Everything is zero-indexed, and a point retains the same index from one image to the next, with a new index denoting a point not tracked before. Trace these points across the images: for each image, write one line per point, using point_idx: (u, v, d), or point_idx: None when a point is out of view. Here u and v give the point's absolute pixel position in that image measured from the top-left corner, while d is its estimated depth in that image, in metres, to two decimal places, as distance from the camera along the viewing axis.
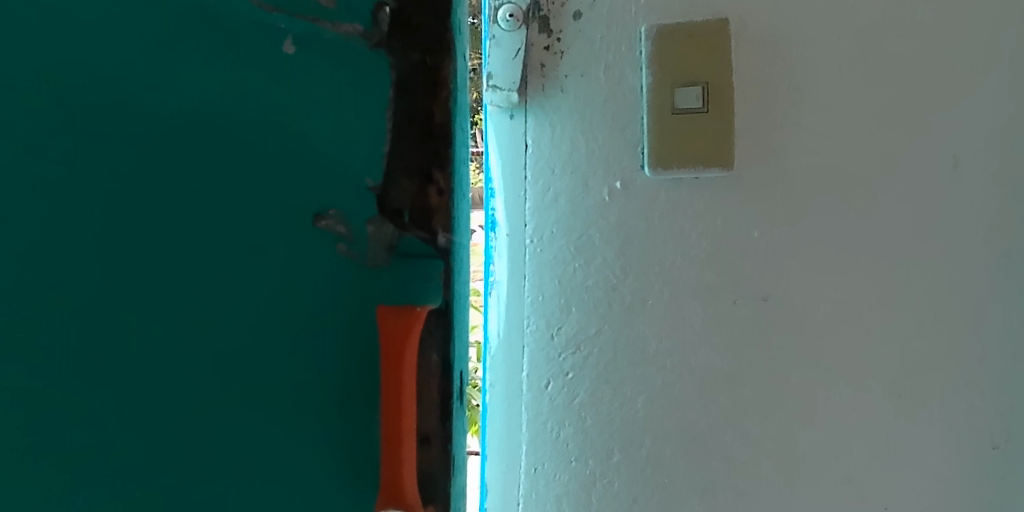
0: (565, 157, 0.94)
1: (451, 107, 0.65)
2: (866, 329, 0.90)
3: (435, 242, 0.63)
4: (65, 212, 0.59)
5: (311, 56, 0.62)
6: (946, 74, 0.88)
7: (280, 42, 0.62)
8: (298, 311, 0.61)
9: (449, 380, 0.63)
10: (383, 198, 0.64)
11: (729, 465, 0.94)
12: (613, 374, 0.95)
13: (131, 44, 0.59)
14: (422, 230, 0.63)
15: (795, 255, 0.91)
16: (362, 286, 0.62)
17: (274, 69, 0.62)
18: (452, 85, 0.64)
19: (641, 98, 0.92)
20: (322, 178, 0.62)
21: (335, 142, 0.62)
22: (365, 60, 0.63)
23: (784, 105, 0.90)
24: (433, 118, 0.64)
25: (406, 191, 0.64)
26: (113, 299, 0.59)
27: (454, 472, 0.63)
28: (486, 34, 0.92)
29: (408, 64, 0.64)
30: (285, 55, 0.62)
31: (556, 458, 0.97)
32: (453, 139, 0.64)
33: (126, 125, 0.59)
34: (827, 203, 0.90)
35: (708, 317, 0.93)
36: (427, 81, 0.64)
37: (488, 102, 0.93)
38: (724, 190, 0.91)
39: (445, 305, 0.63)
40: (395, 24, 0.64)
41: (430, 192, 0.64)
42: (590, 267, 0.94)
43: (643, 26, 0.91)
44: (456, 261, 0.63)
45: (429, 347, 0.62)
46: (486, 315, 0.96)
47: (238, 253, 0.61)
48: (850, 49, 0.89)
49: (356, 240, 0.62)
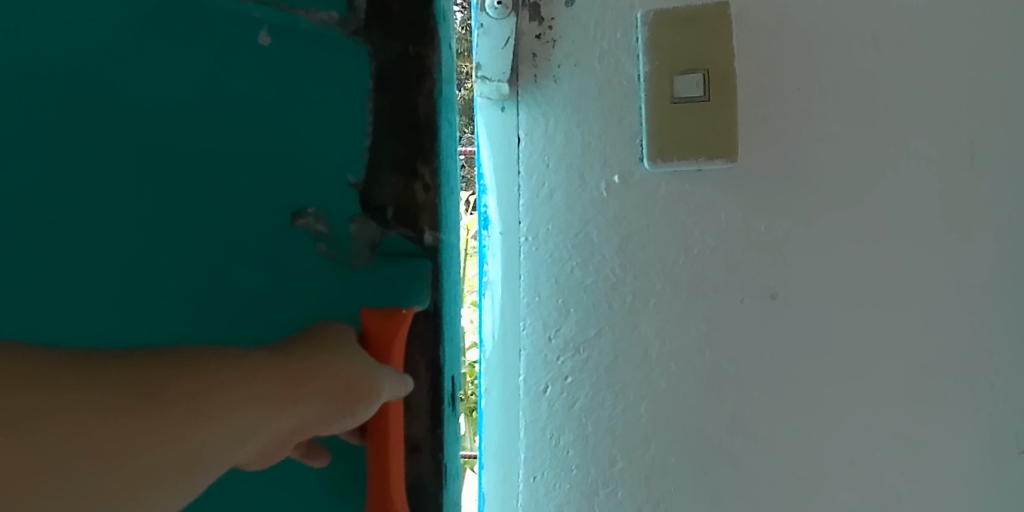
0: (561, 150, 0.89)
1: (435, 100, 0.68)
2: (880, 327, 0.86)
3: (422, 240, 0.67)
4: (50, 203, 0.60)
5: (288, 44, 0.65)
6: (960, 56, 0.83)
7: (257, 32, 0.65)
8: (277, 300, 0.64)
9: (439, 385, 0.66)
10: (366, 194, 0.67)
11: (738, 469, 0.89)
12: (615, 378, 0.90)
13: (112, 36, 0.62)
14: (407, 227, 0.67)
15: (804, 250, 0.86)
16: (344, 280, 0.65)
17: (249, 58, 0.65)
18: (435, 76, 0.68)
19: (639, 86, 0.87)
20: (303, 172, 0.65)
21: (317, 137, 0.66)
22: (343, 49, 0.67)
23: (789, 93, 0.86)
24: (416, 111, 0.68)
25: (390, 187, 0.67)
26: (98, 287, 0.61)
27: (444, 479, 0.67)
28: (474, 22, 0.87)
29: (390, 54, 0.68)
30: (262, 45, 0.65)
31: (556, 466, 0.92)
32: (438, 133, 0.67)
33: (108, 116, 0.61)
34: (837, 195, 0.86)
35: (713, 316, 0.88)
36: (412, 73, 0.68)
37: (477, 94, 0.89)
38: (728, 183, 0.87)
39: (434, 306, 0.66)
40: (373, 13, 0.67)
41: (417, 188, 0.68)
42: (588, 266, 0.90)
43: (639, 11, 0.87)
44: (444, 260, 0.67)
45: (416, 351, 0.66)
46: (481, 317, 0.92)
47: (219, 243, 0.63)
48: (858, 33, 0.85)
49: (336, 238, 0.65)
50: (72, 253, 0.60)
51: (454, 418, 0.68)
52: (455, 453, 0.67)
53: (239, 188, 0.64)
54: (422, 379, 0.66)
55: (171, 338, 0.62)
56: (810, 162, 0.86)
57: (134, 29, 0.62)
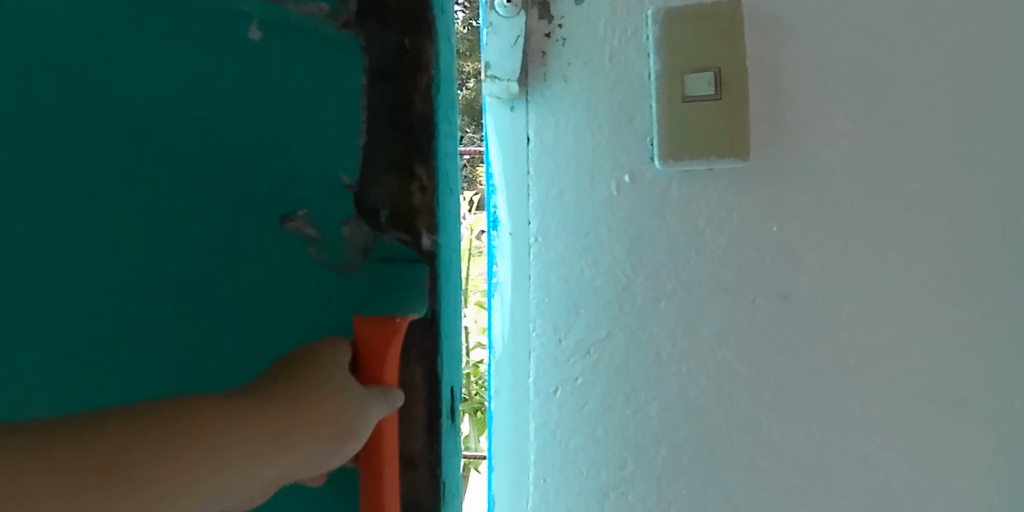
0: (570, 150, 0.88)
1: (432, 97, 0.71)
2: (892, 327, 0.85)
3: (418, 243, 0.70)
4: (52, 206, 0.62)
5: (277, 39, 0.67)
6: (973, 53, 0.82)
7: (246, 28, 0.67)
8: (273, 297, 0.66)
9: (436, 398, 0.70)
10: (361, 196, 0.70)
11: (750, 471, 0.88)
12: (627, 381, 0.89)
13: (107, 37, 0.63)
14: (401, 226, 0.70)
15: (818, 250, 0.85)
16: (340, 287, 0.67)
17: (242, 54, 0.66)
18: (432, 72, 0.71)
19: (650, 84, 0.86)
20: (295, 170, 0.67)
21: (310, 135, 0.68)
22: (335, 44, 0.69)
23: (800, 91, 0.85)
24: (413, 109, 0.71)
25: (386, 188, 0.70)
26: (101, 288, 0.62)
27: (443, 493, 0.70)
28: (483, 21, 0.87)
29: (387, 49, 0.71)
30: (252, 41, 0.67)
31: (568, 469, 0.92)
32: (434, 132, 0.71)
33: (107, 120, 0.62)
34: (851, 194, 0.85)
35: (726, 318, 0.87)
36: (408, 68, 0.71)
37: (486, 94, 0.88)
38: (739, 181, 0.86)
39: (430, 315, 0.69)
40: (367, 8, 0.70)
41: (414, 186, 0.71)
42: (599, 267, 0.89)
43: (650, 9, 0.86)
44: (440, 268, 0.70)
45: (412, 364, 0.69)
46: (490, 318, 0.91)
47: (215, 241, 0.65)
48: (869, 31, 0.84)
49: (324, 242, 0.67)
50: (73, 253, 0.62)
51: (451, 430, 0.72)
52: (452, 462, 0.71)
53: (233, 185, 0.65)
54: (418, 393, 0.69)
55: (170, 334, 0.64)
56: (824, 162, 0.85)
57: (127, 30, 0.64)
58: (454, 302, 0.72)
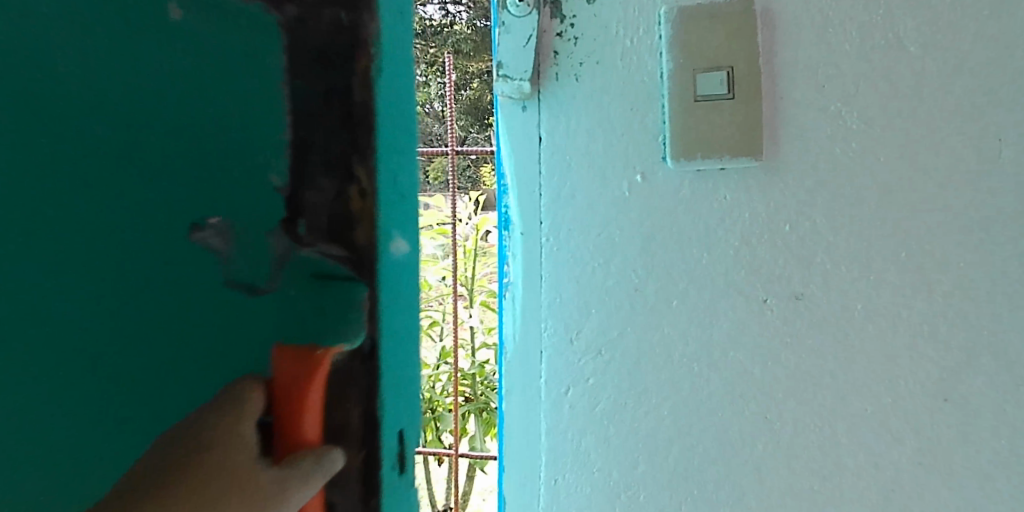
0: (583, 149, 0.88)
1: (371, 88, 0.86)
2: (906, 326, 0.84)
3: (352, 240, 0.87)
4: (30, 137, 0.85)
5: (195, 17, 0.88)
6: (987, 51, 0.82)
7: (170, 11, 0.88)
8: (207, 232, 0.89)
9: (371, 434, 0.87)
10: (301, 192, 0.88)
11: (761, 471, 0.88)
12: (638, 380, 0.89)
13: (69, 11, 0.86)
14: (339, 220, 0.88)
15: (828, 248, 0.85)
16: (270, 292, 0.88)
17: (167, 31, 0.88)
18: (371, 68, 0.86)
19: (662, 84, 0.86)
20: (226, 136, 0.89)
21: (245, 116, 0.89)
22: (262, 24, 0.88)
23: (813, 90, 0.84)
24: (354, 99, 0.86)
25: (326, 190, 0.88)
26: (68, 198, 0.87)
27: None
28: (496, 21, 0.87)
29: (325, 35, 0.87)
30: (175, 20, 0.88)
31: (580, 469, 0.91)
32: (372, 140, 0.86)
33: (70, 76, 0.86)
34: (863, 191, 0.84)
35: (736, 316, 0.87)
36: (346, 57, 0.86)
37: (499, 93, 0.88)
38: (752, 181, 0.86)
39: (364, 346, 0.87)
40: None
41: (353, 192, 0.87)
42: (612, 266, 0.88)
43: (662, 8, 0.86)
44: (376, 293, 0.87)
45: (352, 410, 0.87)
46: (501, 319, 0.91)
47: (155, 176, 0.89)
48: (882, 29, 0.83)
49: (253, 246, 0.89)
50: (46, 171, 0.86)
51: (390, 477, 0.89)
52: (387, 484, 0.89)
53: (169, 137, 0.89)
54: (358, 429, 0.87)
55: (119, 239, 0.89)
56: (834, 158, 0.85)
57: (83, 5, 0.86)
58: (388, 324, 0.88)
